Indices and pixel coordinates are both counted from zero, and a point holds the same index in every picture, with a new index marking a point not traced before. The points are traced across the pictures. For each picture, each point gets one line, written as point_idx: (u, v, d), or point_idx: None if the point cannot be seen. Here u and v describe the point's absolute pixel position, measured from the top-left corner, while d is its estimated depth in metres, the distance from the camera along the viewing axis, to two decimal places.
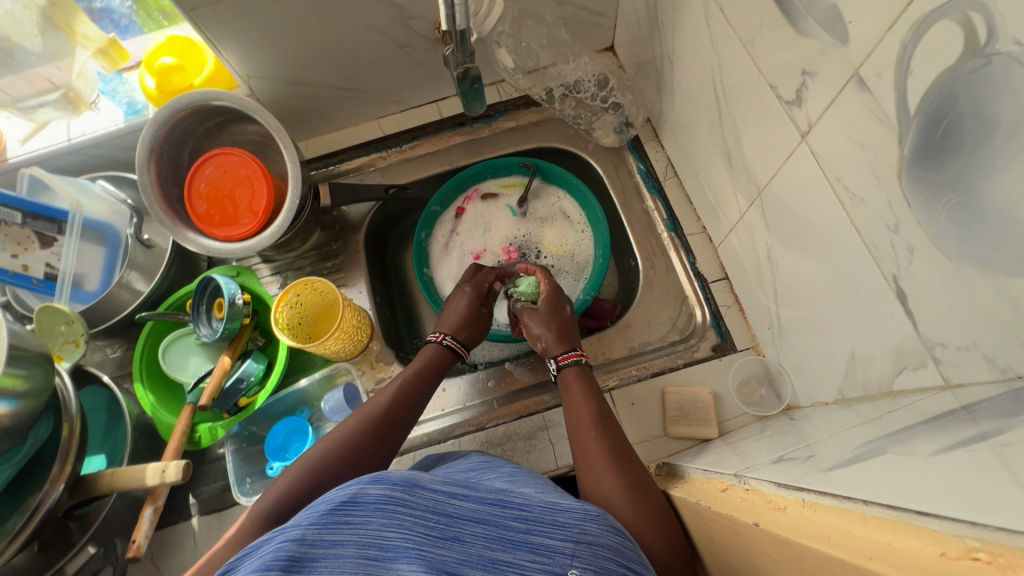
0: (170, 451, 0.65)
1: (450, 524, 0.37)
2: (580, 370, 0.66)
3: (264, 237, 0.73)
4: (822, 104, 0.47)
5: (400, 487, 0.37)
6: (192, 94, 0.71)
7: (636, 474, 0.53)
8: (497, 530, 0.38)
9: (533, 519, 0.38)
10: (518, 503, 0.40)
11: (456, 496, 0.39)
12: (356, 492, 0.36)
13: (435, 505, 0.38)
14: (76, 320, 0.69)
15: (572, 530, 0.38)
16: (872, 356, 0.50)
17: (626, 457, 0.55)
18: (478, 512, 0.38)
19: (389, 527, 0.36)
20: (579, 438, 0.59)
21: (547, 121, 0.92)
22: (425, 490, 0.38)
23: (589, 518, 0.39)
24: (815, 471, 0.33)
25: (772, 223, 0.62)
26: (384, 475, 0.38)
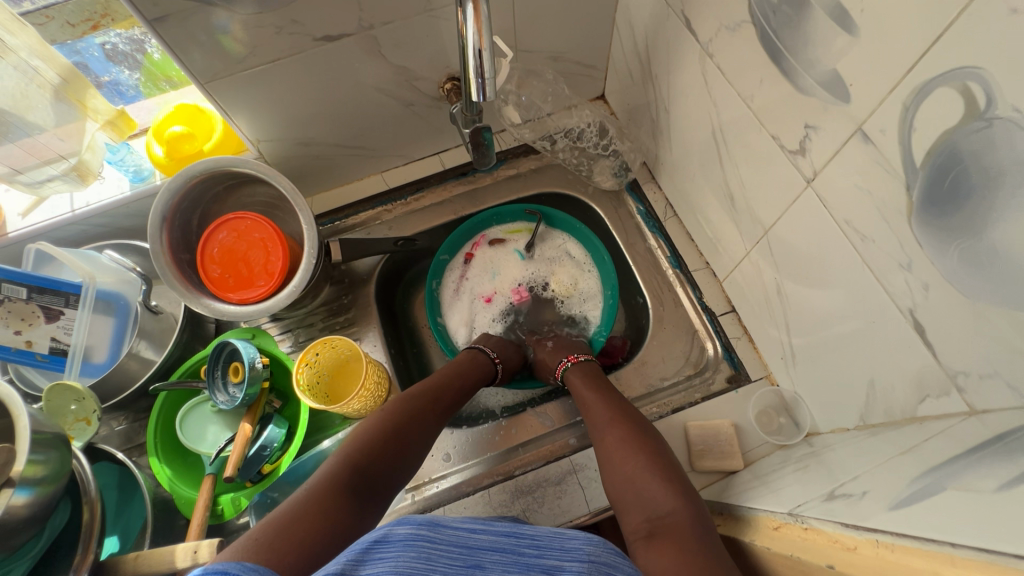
0: (194, 529, 0.63)
1: (470, 555, 0.39)
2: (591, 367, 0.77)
3: (280, 299, 0.73)
4: (826, 155, 0.51)
5: (426, 526, 0.39)
6: (207, 162, 0.71)
7: (653, 450, 0.62)
8: (513, 557, 0.40)
9: (544, 545, 0.41)
10: (530, 534, 0.42)
11: (475, 530, 0.41)
12: (384, 533, 0.38)
13: (457, 539, 0.39)
14: (87, 397, 0.66)
15: (580, 553, 0.40)
16: (892, 384, 0.53)
17: (642, 436, 0.64)
18: (496, 540, 0.41)
19: (419, 560, 0.37)
20: (600, 427, 0.67)
21: (547, 167, 0.96)
22: (447, 528, 0.40)
23: (593, 543, 0.41)
24: (879, 509, 0.35)
25: (779, 260, 0.66)
26: (409, 515, 0.39)
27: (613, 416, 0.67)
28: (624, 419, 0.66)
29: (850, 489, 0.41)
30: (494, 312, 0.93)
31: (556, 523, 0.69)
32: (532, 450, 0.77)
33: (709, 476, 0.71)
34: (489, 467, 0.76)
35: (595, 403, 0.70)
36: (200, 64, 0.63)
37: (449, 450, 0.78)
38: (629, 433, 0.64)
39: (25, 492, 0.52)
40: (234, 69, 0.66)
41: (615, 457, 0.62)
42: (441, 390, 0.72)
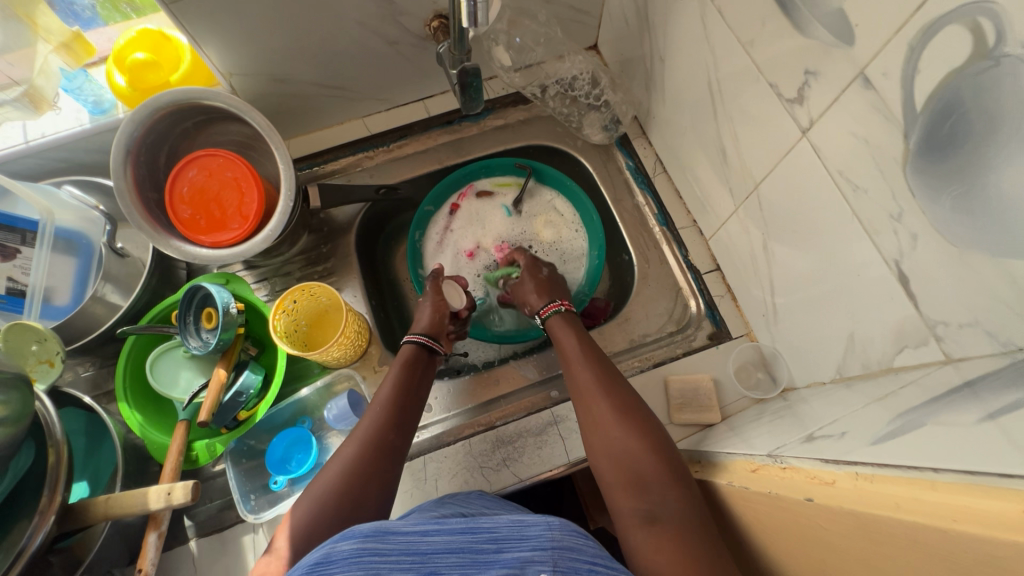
0: (169, 473, 0.61)
1: (423, 563, 0.36)
2: (563, 317, 0.73)
3: (254, 243, 0.69)
4: (824, 103, 0.50)
5: (373, 537, 0.37)
6: (173, 93, 0.67)
7: (644, 424, 0.57)
8: (471, 556, 0.38)
9: (502, 538, 0.39)
10: (487, 526, 0.40)
11: (427, 532, 0.38)
12: (327, 552, 0.36)
13: (407, 547, 0.37)
14: (50, 337, 0.64)
15: (540, 539, 0.39)
16: (872, 337, 0.54)
17: (632, 407, 0.59)
18: (450, 544, 0.38)
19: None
20: (586, 397, 0.61)
21: (536, 118, 0.93)
22: (397, 536, 0.38)
23: (553, 526, 0.40)
24: (860, 447, 0.35)
25: (768, 216, 0.65)
26: (352, 529, 0.37)
27: (601, 384, 0.62)
28: (612, 389, 0.61)
29: (828, 432, 0.42)
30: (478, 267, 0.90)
31: (535, 472, 0.70)
32: (514, 402, 0.77)
33: (687, 428, 0.72)
34: (471, 418, 0.76)
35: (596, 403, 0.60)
36: None
37: (431, 401, 0.78)
38: (619, 404, 0.59)
39: None
40: None
41: (604, 431, 0.58)
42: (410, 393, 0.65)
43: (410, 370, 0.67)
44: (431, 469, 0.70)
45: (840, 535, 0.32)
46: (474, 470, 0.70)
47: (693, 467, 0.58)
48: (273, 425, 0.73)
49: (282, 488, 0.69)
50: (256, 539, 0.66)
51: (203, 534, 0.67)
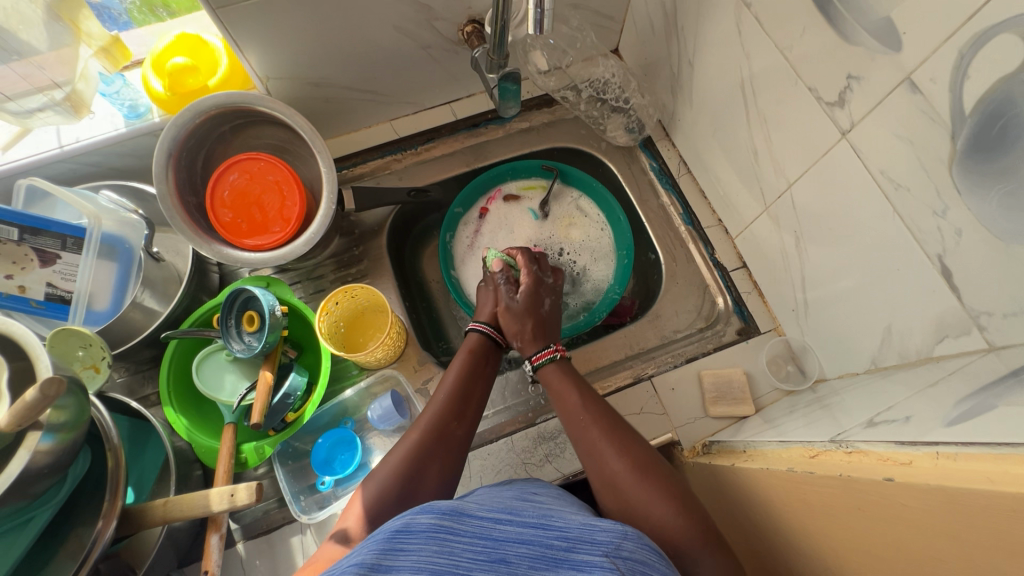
0: (222, 476, 0.62)
1: (494, 549, 0.36)
2: (560, 366, 0.68)
3: (296, 245, 0.70)
4: (867, 106, 0.53)
5: (449, 516, 0.37)
6: (216, 97, 0.67)
7: (665, 481, 0.54)
8: (541, 550, 0.37)
9: (574, 539, 0.38)
10: (559, 525, 0.40)
11: (500, 521, 0.39)
12: (408, 522, 0.36)
13: (480, 531, 0.37)
14: (96, 342, 0.63)
15: (610, 547, 0.38)
16: (910, 328, 0.56)
17: (647, 463, 0.56)
18: (523, 535, 0.38)
19: (439, 555, 0.35)
20: (599, 456, 0.58)
21: (560, 121, 0.95)
22: (471, 518, 0.38)
23: (626, 537, 0.39)
24: (933, 429, 0.37)
25: (800, 214, 0.68)
26: (430, 504, 0.38)
27: (611, 441, 0.59)
28: (624, 445, 0.58)
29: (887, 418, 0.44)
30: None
31: (578, 467, 0.72)
32: (552, 399, 0.79)
33: (723, 420, 0.74)
34: (509, 416, 0.77)
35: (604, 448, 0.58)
36: None
37: None
38: (634, 462, 0.56)
39: (47, 438, 0.50)
40: None
41: (623, 495, 0.54)
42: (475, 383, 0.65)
43: (476, 359, 0.68)
44: (475, 467, 0.71)
45: (922, 510, 0.34)
46: (518, 466, 0.72)
47: (739, 457, 0.60)
48: (316, 426, 0.74)
49: (330, 488, 0.69)
50: (305, 540, 0.66)
51: (249, 536, 0.67)
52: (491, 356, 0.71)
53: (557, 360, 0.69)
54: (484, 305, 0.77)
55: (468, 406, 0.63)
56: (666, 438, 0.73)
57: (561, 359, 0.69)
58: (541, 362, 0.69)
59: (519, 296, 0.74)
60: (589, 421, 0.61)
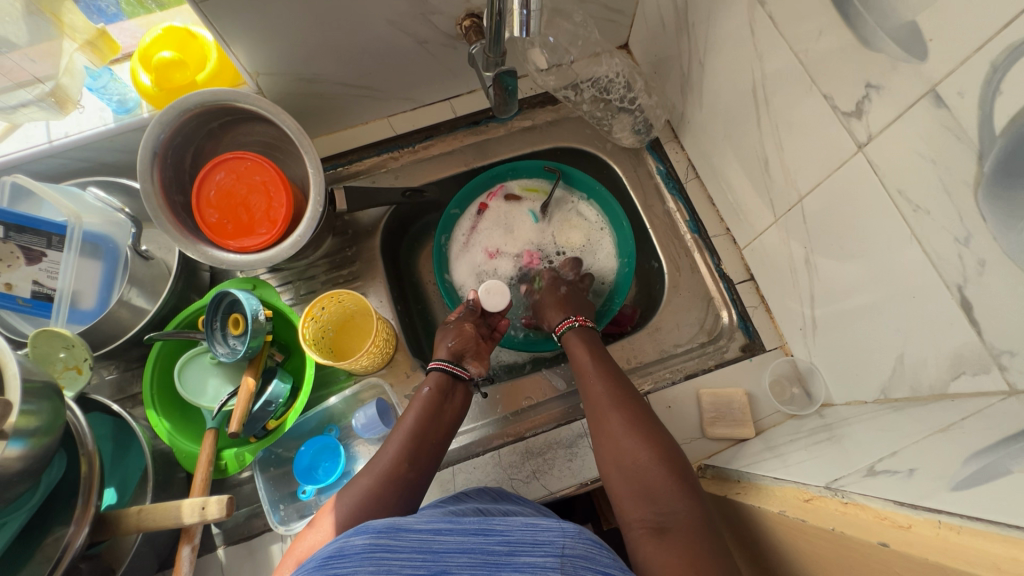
0: (199, 484, 0.61)
1: (433, 561, 0.36)
2: (579, 333, 0.72)
3: (282, 249, 0.68)
4: (886, 118, 0.48)
5: (384, 534, 0.37)
6: (201, 94, 0.65)
7: (654, 436, 0.57)
8: (482, 558, 0.37)
9: (515, 542, 0.38)
10: (500, 529, 0.39)
11: (440, 531, 0.38)
12: (342, 545, 0.37)
13: (419, 544, 0.37)
14: (78, 343, 0.63)
15: (554, 546, 0.38)
16: (925, 360, 0.52)
17: (641, 417, 0.60)
18: (463, 544, 0.38)
19: (376, 575, 0.34)
20: (597, 408, 0.62)
21: (564, 120, 0.91)
22: (409, 533, 0.38)
23: (567, 535, 0.39)
24: (937, 490, 0.34)
25: (810, 229, 0.64)
26: (365, 525, 0.38)
27: (612, 397, 0.62)
28: (622, 402, 0.61)
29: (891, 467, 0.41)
30: (499, 267, 0.89)
31: (566, 485, 0.69)
32: (544, 412, 0.76)
33: (721, 443, 0.71)
34: (498, 428, 0.75)
35: (599, 396, 0.63)
36: None
37: None
38: (628, 417, 0.59)
39: (17, 445, 0.49)
40: None
41: (615, 445, 0.58)
42: (432, 424, 0.63)
43: (435, 396, 0.66)
44: (459, 480, 0.69)
45: None
46: (504, 482, 0.69)
47: (733, 488, 0.57)
48: (300, 433, 0.72)
49: (311, 497, 0.68)
50: (285, 548, 0.65)
51: (230, 542, 0.66)
52: (453, 393, 0.69)
53: (577, 328, 0.73)
54: (439, 341, 0.75)
55: (424, 449, 0.61)
56: None
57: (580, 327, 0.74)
58: (564, 330, 0.74)
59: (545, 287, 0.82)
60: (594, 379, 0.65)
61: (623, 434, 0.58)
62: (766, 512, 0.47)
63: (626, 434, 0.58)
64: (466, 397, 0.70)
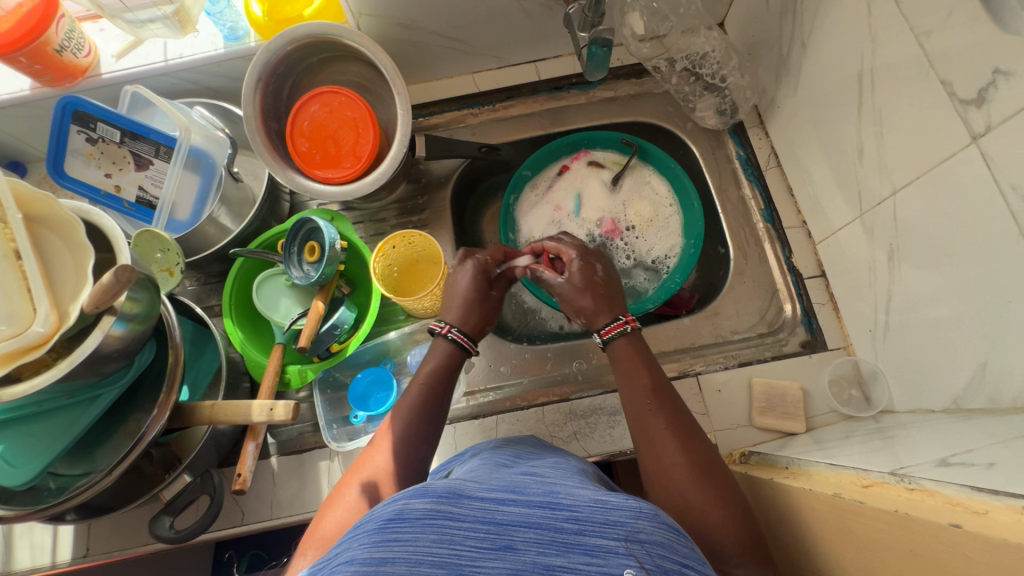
0: (266, 390, 0.65)
1: (499, 534, 0.32)
2: (631, 345, 0.62)
3: (363, 184, 0.71)
4: (1011, 108, 0.46)
5: (446, 498, 0.33)
6: (308, 26, 0.68)
7: (722, 484, 0.50)
8: (552, 536, 0.33)
9: (588, 522, 0.34)
10: (568, 503, 0.35)
11: (503, 501, 0.34)
12: (401, 508, 0.33)
13: (482, 513, 0.33)
14: (173, 248, 0.68)
15: (631, 530, 0.33)
16: (1011, 369, 0.50)
17: (715, 469, 0.52)
18: (530, 518, 0.33)
19: (440, 544, 0.31)
20: (649, 434, 0.55)
21: (647, 94, 0.90)
22: (472, 499, 0.34)
23: (643, 516, 0.35)
24: (1019, 482, 0.33)
25: (899, 226, 0.61)
26: (426, 487, 0.34)
27: (676, 433, 0.54)
28: (690, 444, 0.53)
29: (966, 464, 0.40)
30: (568, 223, 0.89)
31: (605, 450, 0.70)
32: (589, 377, 0.77)
33: (767, 433, 0.70)
34: (544, 387, 0.76)
35: (659, 433, 0.54)
36: None
37: (504, 364, 0.79)
38: (696, 459, 0.52)
39: (120, 325, 0.54)
40: None
41: (675, 486, 0.50)
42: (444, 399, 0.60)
43: (447, 370, 0.62)
44: (502, 430, 0.71)
45: (987, 566, 0.30)
46: (544, 437, 0.71)
47: (780, 473, 0.56)
48: (357, 362, 0.76)
49: (363, 422, 0.73)
50: (331, 468, 0.69)
51: (284, 452, 0.71)
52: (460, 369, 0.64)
53: (627, 335, 0.63)
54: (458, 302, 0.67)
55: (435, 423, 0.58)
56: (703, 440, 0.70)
57: (630, 332, 0.63)
58: (609, 336, 0.63)
59: (573, 273, 0.66)
60: (657, 409, 0.56)
61: (688, 480, 0.50)
62: (819, 493, 0.46)
63: (693, 480, 0.50)
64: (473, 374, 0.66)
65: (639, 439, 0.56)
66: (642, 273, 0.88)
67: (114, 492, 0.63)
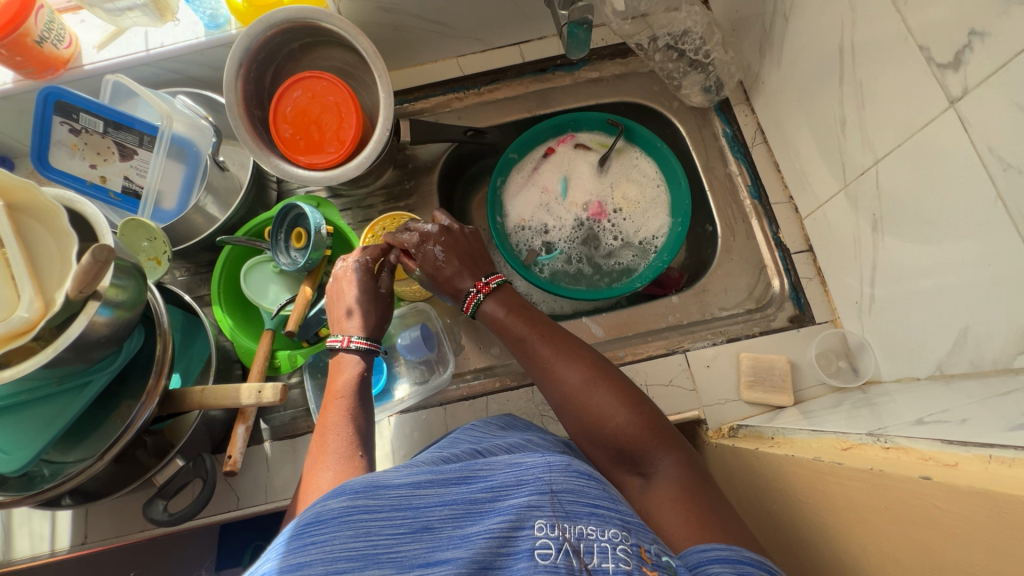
0: (255, 374, 0.66)
1: (416, 517, 0.38)
2: (501, 305, 0.64)
3: (347, 168, 0.71)
4: (988, 69, 0.45)
5: (362, 493, 0.38)
6: (288, 11, 0.68)
7: (614, 383, 0.56)
8: (464, 509, 0.39)
9: (499, 488, 0.41)
10: (481, 477, 0.42)
11: (419, 487, 0.40)
12: (318, 511, 0.36)
13: (398, 501, 0.38)
14: (159, 236, 0.68)
15: (539, 484, 0.41)
16: (992, 332, 0.50)
17: (605, 376, 0.57)
18: (444, 497, 0.40)
19: (356, 538, 0.35)
20: (539, 364, 0.59)
21: (632, 74, 0.89)
22: (389, 489, 0.39)
23: (553, 469, 0.42)
24: (990, 433, 0.33)
25: (882, 196, 0.61)
26: (341, 487, 0.38)
27: (564, 356, 0.58)
28: (573, 360, 0.58)
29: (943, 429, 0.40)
30: (554, 205, 0.89)
31: None
32: None
33: (756, 407, 0.70)
34: None
35: (553, 362, 0.58)
36: None
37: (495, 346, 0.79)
38: (586, 374, 0.56)
39: (106, 312, 0.54)
40: None
41: (577, 403, 0.56)
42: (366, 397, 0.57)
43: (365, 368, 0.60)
44: (492, 410, 0.72)
45: (955, 515, 0.31)
46: (534, 416, 0.71)
47: (765, 443, 0.57)
48: None
49: None
50: None
51: (277, 437, 0.72)
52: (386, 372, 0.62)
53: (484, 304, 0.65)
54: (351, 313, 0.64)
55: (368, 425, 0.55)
56: (692, 415, 0.71)
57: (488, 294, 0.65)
58: (472, 310, 0.65)
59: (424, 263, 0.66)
60: (536, 340, 0.60)
61: (587, 393, 0.55)
62: (800, 459, 0.47)
63: (590, 391, 0.55)
64: None
65: (537, 372, 0.60)
66: (629, 253, 0.88)
67: (108, 478, 0.63)
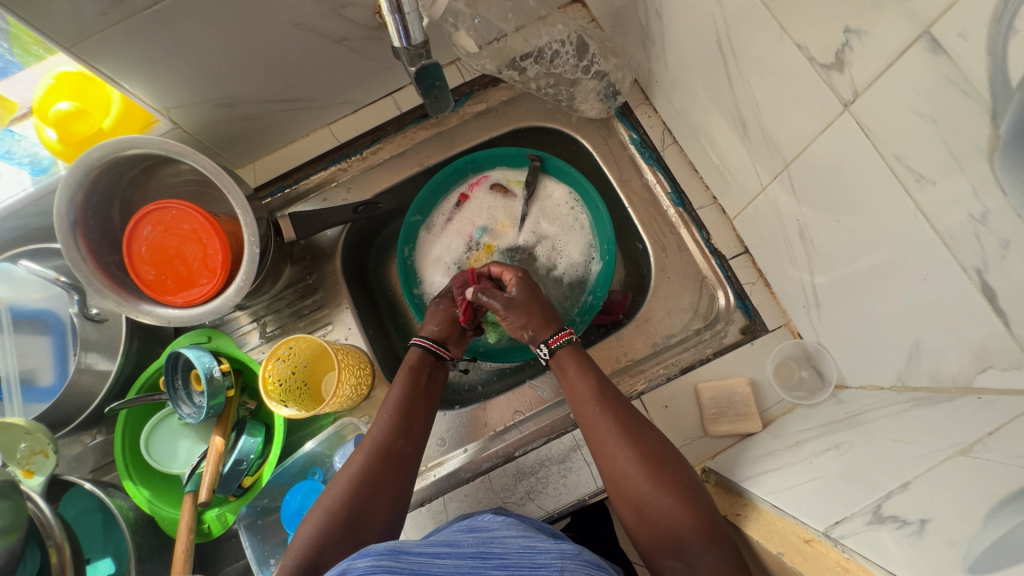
0: (181, 554, 0.60)
1: None
2: (575, 351, 0.65)
3: (227, 296, 0.63)
4: (874, 68, 0.39)
5: (386, 556, 0.37)
6: (100, 147, 0.59)
7: (676, 478, 0.53)
8: None
9: (513, 565, 0.39)
10: (497, 553, 0.40)
11: (438, 556, 0.39)
12: (345, 569, 0.37)
13: (420, 566, 0.37)
14: (38, 429, 0.60)
15: (551, 567, 0.38)
16: (943, 349, 0.44)
17: (664, 462, 0.55)
18: (461, 568, 0.38)
19: None
20: (605, 447, 0.58)
21: (520, 97, 0.81)
22: (411, 555, 0.38)
23: (566, 557, 0.39)
24: None
25: (802, 199, 0.54)
26: (367, 548, 0.38)
27: (621, 430, 0.57)
28: (635, 436, 0.57)
29: (914, 514, 0.35)
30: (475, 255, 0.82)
31: (563, 502, 0.65)
32: (532, 427, 0.71)
33: (726, 440, 0.64)
34: (486, 449, 0.71)
35: (605, 431, 0.58)
36: (55, 22, 0.50)
37: (443, 435, 0.74)
38: (643, 453, 0.55)
39: None
40: (106, 22, 0.52)
41: (630, 480, 0.55)
42: (398, 443, 0.60)
43: (409, 409, 0.63)
44: (451, 510, 0.66)
45: None
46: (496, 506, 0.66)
47: (734, 502, 0.54)
48: (282, 480, 0.68)
49: None
50: None
51: None
52: (434, 373, 0.69)
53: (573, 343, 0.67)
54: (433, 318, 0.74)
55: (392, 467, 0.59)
56: None
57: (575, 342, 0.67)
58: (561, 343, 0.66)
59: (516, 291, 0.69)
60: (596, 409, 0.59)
61: (637, 475, 0.54)
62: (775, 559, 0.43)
63: (643, 474, 0.54)
64: (441, 378, 0.69)
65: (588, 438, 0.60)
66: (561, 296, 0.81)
67: None
